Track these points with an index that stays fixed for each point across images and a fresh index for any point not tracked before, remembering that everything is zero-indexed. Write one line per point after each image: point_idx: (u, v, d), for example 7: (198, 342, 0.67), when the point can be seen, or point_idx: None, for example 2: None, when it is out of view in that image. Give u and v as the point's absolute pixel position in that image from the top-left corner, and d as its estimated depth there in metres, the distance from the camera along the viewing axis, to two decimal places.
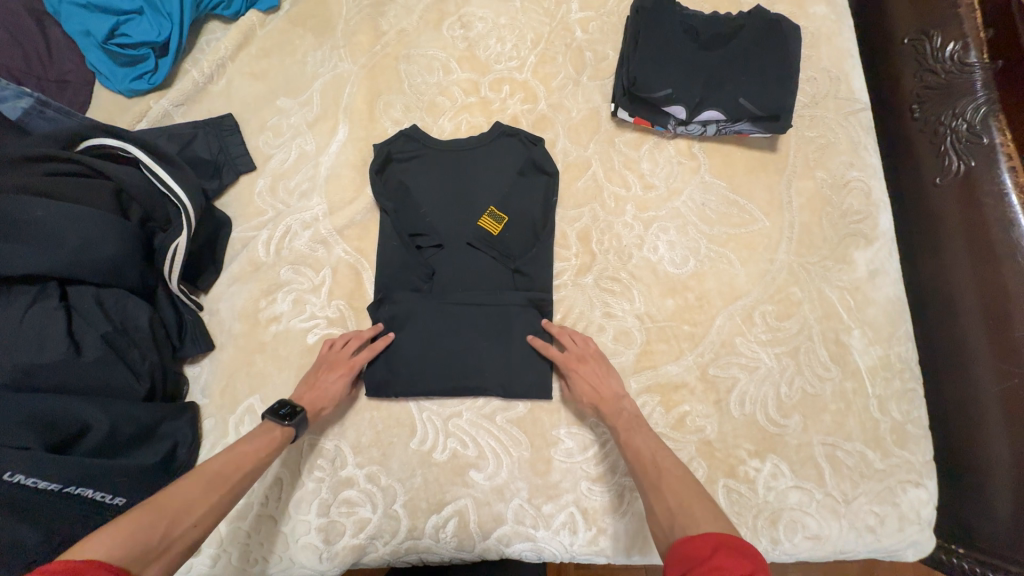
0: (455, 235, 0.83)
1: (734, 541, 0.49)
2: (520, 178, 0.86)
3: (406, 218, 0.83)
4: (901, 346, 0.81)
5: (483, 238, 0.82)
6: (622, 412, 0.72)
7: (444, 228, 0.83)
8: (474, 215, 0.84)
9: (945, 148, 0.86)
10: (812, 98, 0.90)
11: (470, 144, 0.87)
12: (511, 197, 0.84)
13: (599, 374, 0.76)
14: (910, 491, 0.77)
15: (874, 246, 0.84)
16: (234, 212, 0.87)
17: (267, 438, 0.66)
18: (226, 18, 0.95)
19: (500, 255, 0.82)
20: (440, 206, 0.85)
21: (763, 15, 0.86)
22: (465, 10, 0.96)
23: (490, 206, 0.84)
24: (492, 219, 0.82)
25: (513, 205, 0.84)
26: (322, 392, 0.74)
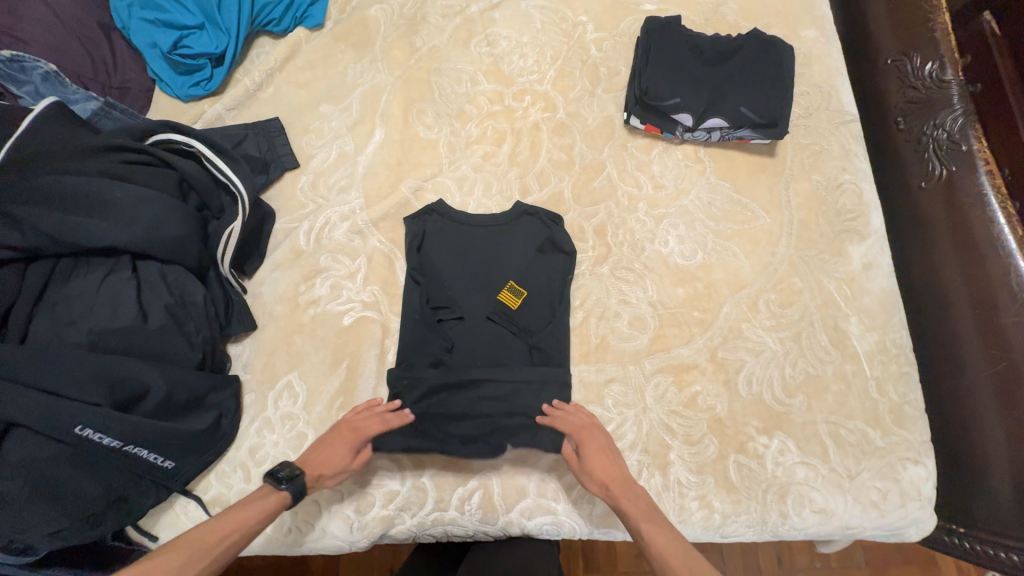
0: (474, 307, 0.88)
1: None
2: (539, 256, 0.91)
3: (432, 284, 0.89)
4: (895, 333, 0.87)
5: (501, 311, 0.87)
6: (636, 497, 0.73)
7: (463, 304, 0.88)
8: (495, 290, 0.89)
9: (928, 154, 0.95)
10: (806, 110, 0.99)
11: (493, 222, 0.93)
12: (529, 276, 0.90)
13: (605, 454, 0.76)
14: (910, 468, 0.81)
15: (868, 242, 0.91)
16: (278, 205, 0.94)
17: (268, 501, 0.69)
18: (275, 34, 1.06)
19: (515, 326, 0.87)
20: (463, 280, 0.90)
21: (759, 36, 0.97)
22: (491, 30, 1.06)
23: (507, 283, 0.89)
24: (509, 295, 0.88)
25: (531, 282, 0.90)
26: (326, 457, 0.75)
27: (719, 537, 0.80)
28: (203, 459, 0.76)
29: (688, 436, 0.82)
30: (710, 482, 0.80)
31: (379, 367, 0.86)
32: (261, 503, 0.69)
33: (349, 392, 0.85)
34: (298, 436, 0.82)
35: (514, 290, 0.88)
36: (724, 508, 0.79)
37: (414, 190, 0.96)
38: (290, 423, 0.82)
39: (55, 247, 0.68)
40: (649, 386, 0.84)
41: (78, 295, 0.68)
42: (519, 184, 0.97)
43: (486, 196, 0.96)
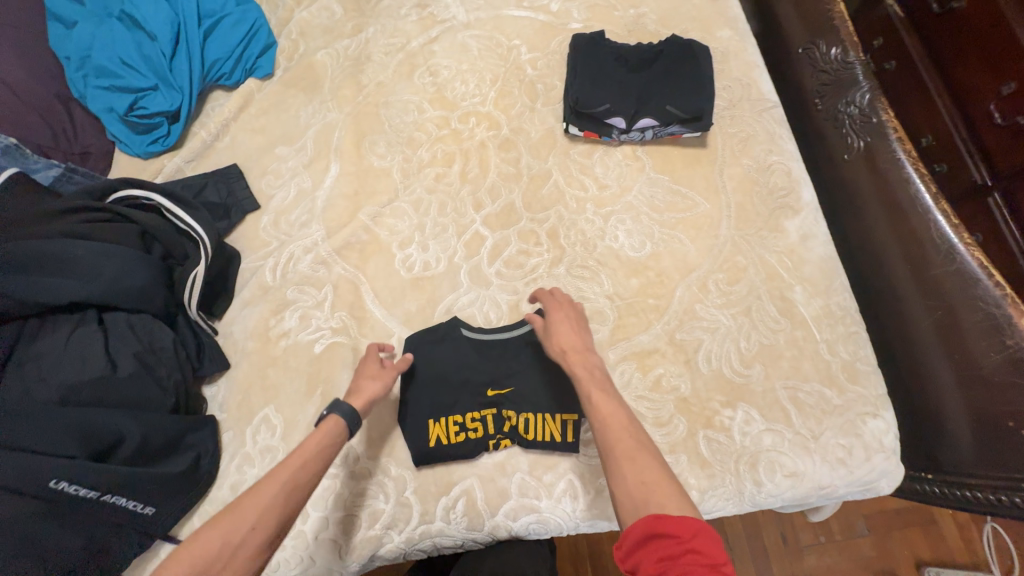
0: (470, 449, 0.84)
1: (707, 526, 0.55)
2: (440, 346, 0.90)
3: (522, 426, 0.85)
4: (839, 296, 0.92)
5: (436, 447, 0.83)
6: (592, 366, 0.75)
7: (493, 430, 0.85)
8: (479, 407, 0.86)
9: (846, 129, 1.03)
10: (730, 102, 1.07)
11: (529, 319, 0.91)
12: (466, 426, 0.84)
13: (568, 324, 0.81)
14: (869, 422, 0.85)
15: (801, 215, 0.98)
16: (243, 247, 0.98)
17: (311, 443, 0.68)
18: (227, 87, 1.12)
19: (468, 306, 0.94)
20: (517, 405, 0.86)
21: (677, 41, 1.05)
22: (432, 61, 1.14)
23: (465, 411, 0.85)
24: (448, 426, 0.84)
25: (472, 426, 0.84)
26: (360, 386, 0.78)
27: (701, 513, 0.83)
28: (183, 501, 0.77)
29: (657, 418, 0.85)
30: (684, 459, 0.83)
31: None
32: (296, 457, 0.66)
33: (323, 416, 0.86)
34: None
35: (458, 422, 0.84)
36: (701, 484, 0.82)
37: (372, 217, 1.00)
38: (270, 455, 0.84)
39: (23, 309, 0.73)
40: (615, 375, 0.88)
41: (48, 351, 0.72)
42: (472, 200, 1.02)
43: (441, 214, 1.01)
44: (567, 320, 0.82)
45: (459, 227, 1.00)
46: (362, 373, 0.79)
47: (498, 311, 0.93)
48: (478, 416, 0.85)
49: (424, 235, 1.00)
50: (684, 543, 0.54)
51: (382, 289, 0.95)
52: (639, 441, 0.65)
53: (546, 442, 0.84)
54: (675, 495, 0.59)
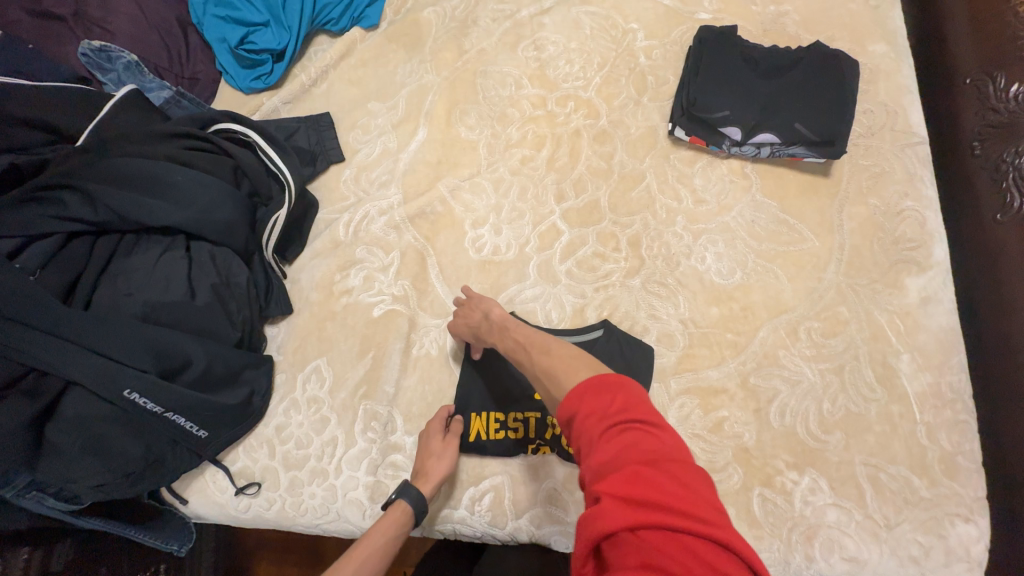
0: (507, 448, 0.82)
1: (595, 381, 0.53)
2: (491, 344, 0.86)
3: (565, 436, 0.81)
4: (952, 376, 0.80)
5: (471, 439, 0.82)
6: (495, 328, 0.75)
7: (534, 434, 0.82)
8: (523, 410, 0.83)
9: (1006, 184, 0.87)
10: (868, 129, 0.93)
11: (595, 325, 0.86)
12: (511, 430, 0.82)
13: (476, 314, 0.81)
14: (958, 525, 0.74)
15: (927, 275, 0.85)
16: (322, 197, 0.99)
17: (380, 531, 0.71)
18: (333, 33, 1.11)
19: (531, 300, 0.90)
20: None
21: (823, 50, 0.92)
22: (540, 34, 1.07)
23: (508, 411, 0.83)
24: (487, 422, 0.83)
25: (515, 428, 0.82)
26: (421, 460, 0.78)
27: None
28: (232, 431, 0.81)
29: (711, 462, 0.78)
30: (730, 513, 0.77)
31: (403, 361, 0.88)
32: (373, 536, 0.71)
33: (369, 380, 0.87)
34: (323, 419, 0.85)
35: (500, 421, 0.83)
36: None
37: (451, 189, 0.98)
38: (315, 406, 0.86)
39: (123, 223, 0.77)
40: (673, 406, 0.82)
41: (139, 268, 0.76)
42: (555, 190, 0.96)
43: (520, 199, 0.97)
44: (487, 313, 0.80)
45: (536, 216, 0.95)
46: (427, 449, 0.78)
47: (561, 312, 0.89)
48: (520, 416, 0.83)
49: (499, 218, 0.96)
50: (580, 412, 0.51)
51: (448, 265, 0.93)
52: (534, 355, 0.65)
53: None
54: (569, 371, 0.57)
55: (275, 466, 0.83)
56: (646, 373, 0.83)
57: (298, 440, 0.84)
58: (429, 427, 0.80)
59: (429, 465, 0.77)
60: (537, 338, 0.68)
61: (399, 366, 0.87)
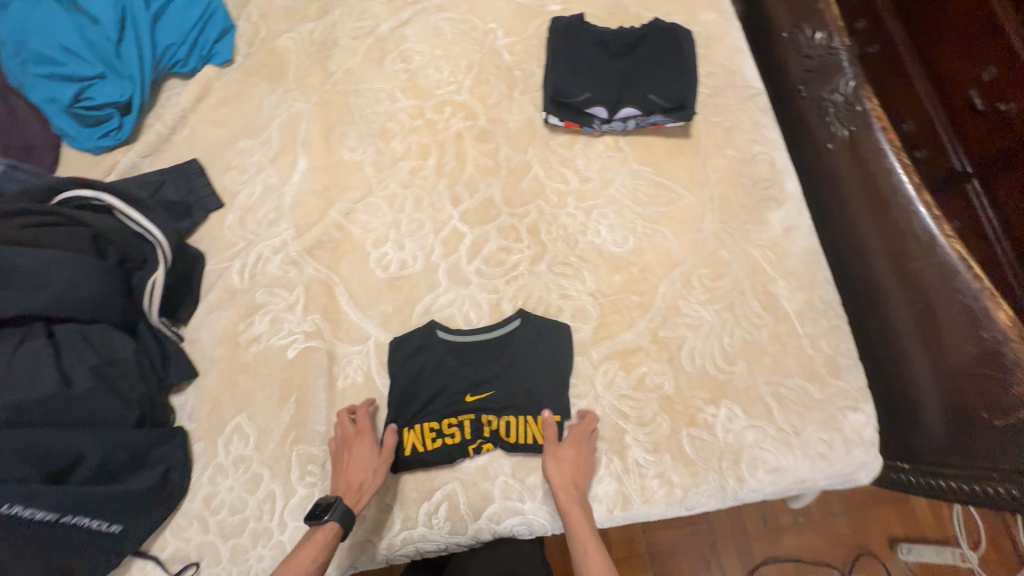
0: (445, 454, 0.82)
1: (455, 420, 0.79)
2: (417, 355, 0.86)
3: (502, 429, 0.83)
4: (821, 289, 0.92)
5: (410, 455, 0.82)
6: (581, 455, 0.79)
7: (472, 435, 0.82)
8: (456, 414, 0.83)
9: (830, 118, 1.02)
10: (714, 89, 1.04)
11: (512, 317, 0.89)
12: (448, 437, 0.82)
13: (580, 459, 0.79)
14: (850, 415, 0.86)
15: (785, 207, 0.96)
16: (206, 247, 0.93)
17: (312, 546, 0.70)
18: (184, 74, 1.04)
19: (447, 306, 0.91)
20: (505, 400, 0.84)
21: (660, 25, 1.01)
22: (404, 46, 1.08)
23: (441, 417, 0.83)
24: (422, 433, 0.82)
25: (451, 432, 0.82)
26: (351, 475, 0.77)
27: (685, 510, 0.83)
28: (151, 518, 0.74)
29: (641, 417, 0.84)
30: (667, 458, 0.83)
31: (330, 396, 0.85)
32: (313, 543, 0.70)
33: (297, 424, 0.83)
34: (254, 477, 0.80)
35: (434, 429, 0.82)
36: (684, 482, 0.82)
37: (345, 213, 0.96)
38: (243, 465, 0.81)
39: None
40: (598, 374, 0.86)
41: None
42: (449, 195, 0.98)
43: (417, 210, 0.97)
44: (575, 467, 0.79)
45: (436, 224, 0.96)
46: (358, 464, 0.77)
47: (479, 311, 0.91)
48: (455, 421, 0.83)
49: (399, 232, 0.96)
50: None
51: (357, 290, 0.91)
52: (562, 448, 0.79)
53: (525, 445, 0.82)
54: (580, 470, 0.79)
55: (211, 541, 0.77)
56: (566, 350, 0.87)
57: (231, 506, 0.79)
58: (360, 440, 0.79)
59: (362, 481, 0.76)
60: (576, 481, 0.78)
61: (326, 401, 0.85)
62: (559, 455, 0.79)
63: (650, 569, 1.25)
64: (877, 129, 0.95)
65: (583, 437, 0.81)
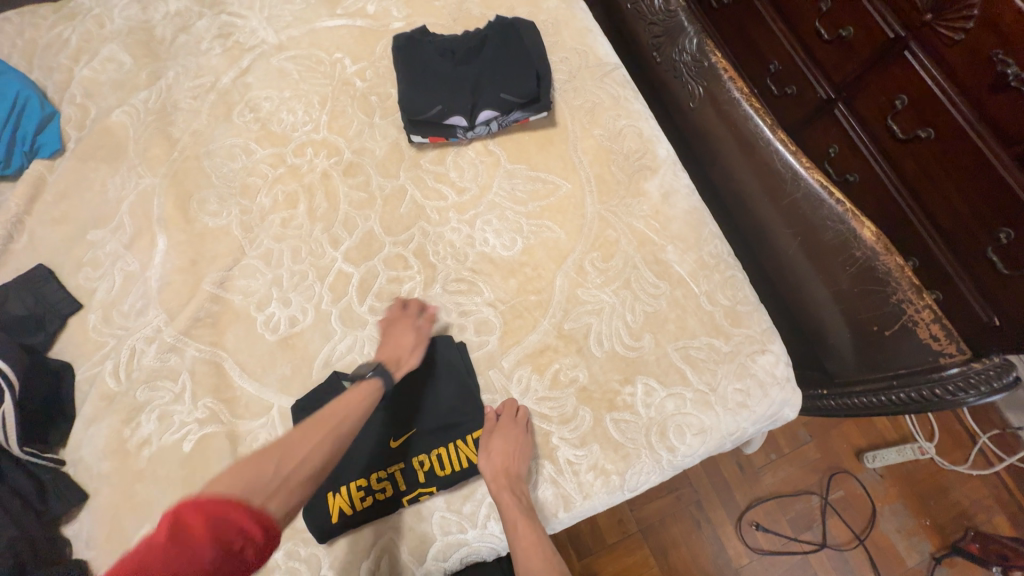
0: (384, 509, 0.78)
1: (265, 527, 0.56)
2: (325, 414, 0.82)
3: (436, 464, 0.80)
4: (709, 245, 0.93)
5: (339, 521, 0.76)
6: (508, 439, 0.78)
7: (405, 485, 0.78)
8: (385, 464, 0.79)
9: (685, 78, 1.04)
10: (570, 74, 1.04)
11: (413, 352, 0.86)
12: (380, 495, 0.77)
13: (512, 446, 0.77)
14: (759, 359, 0.87)
15: (659, 173, 0.97)
16: (72, 356, 0.85)
17: (354, 399, 0.72)
18: (11, 176, 0.96)
19: (346, 354, 0.87)
20: (426, 434, 0.81)
21: (501, 23, 1.01)
22: (249, 95, 1.03)
23: (369, 473, 0.78)
24: (351, 496, 0.77)
25: (382, 487, 0.78)
26: (395, 349, 0.81)
27: (628, 492, 0.83)
28: None
29: (562, 415, 0.83)
30: (597, 449, 0.82)
31: None
32: (358, 394, 0.73)
33: None
34: None
35: (362, 487, 0.77)
36: (618, 467, 0.81)
37: (219, 283, 0.90)
38: None
39: None
40: (513, 383, 0.85)
41: None
42: (328, 237, 0.94)
43: (297, 261, 0.92)
44: (510, 443, 0.77)
45: (320, 271, 0.92)
46: (409, 335, 0.83)
47: None
48: (384, 474, 0.78)
49: (282, 289, 0.91)
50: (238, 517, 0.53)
51: (248, 360, 0.86)
52: (489, 436, 0.79)
53: (464, 470, 0.80)
54: (511, 455, 0.76)
55: None
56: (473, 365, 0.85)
57: None
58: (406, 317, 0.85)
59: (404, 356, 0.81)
60: (512, 462, 0.76)
61: None
62: (491, 450, 0.77)
63: (643, 545, 1.25)
64: (725, 78, 0.97)
65: (510, 421, 0.80)
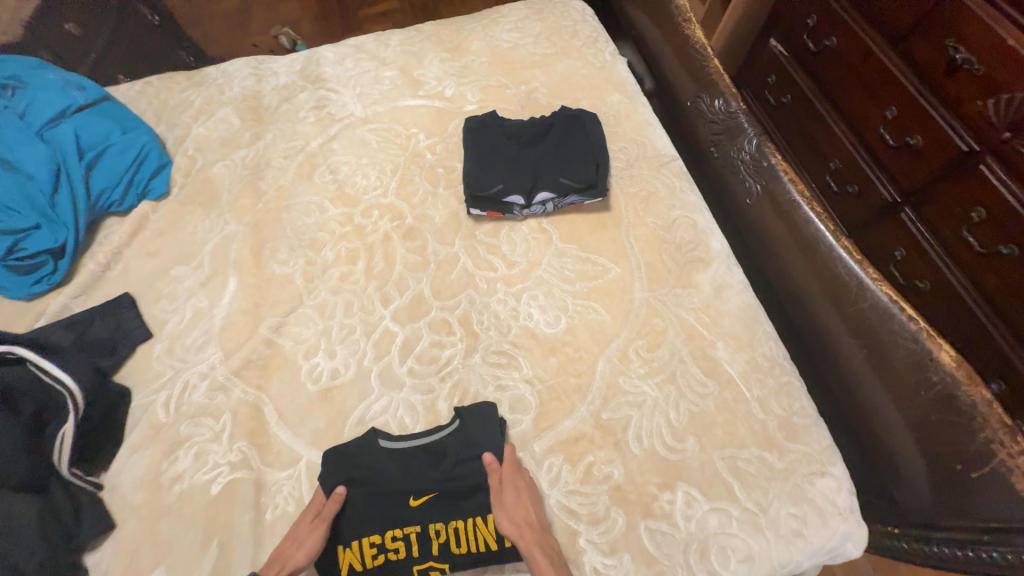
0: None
1: None
2: (357, 455, 0.81)
3: (452, 539, 0.75)
4: (764, 347, 0.89)
5: None
6: (520, 492, 0.76)
7: (417, 553, 0.74)
8: (402, 522, 0.76)
9: (743, 174, 1.05)
10: (627, 163, 1.08)
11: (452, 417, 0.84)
12: (391, 556, 0.74)
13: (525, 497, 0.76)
14: (817, 482, 0.79)
15: (713, 266, 0.96)
16: (133, 382, 0.91)
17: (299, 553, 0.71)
18: (121, 212, 1.08)
19: (380, 414, 0.87)
20: (445, 498, 0.78)
21: (566, 113, 1.08)
22: (332, 159, 1.14)
23: (384, 531, 0.76)
24: (362, 552, 0.74)
25: (395, 547, 0.74)
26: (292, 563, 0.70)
27: None
28: None
29: (593, 514, 0.77)
30: (627, 560, 0.74)
31: (257, 533, 0.78)
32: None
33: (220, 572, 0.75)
34: None
35: (375, 545, 0.75)
36: None
37: (274, 328, 0.95)
38: None
39: None
40: (543, 471, 0.81)
41: None
42: (380, 295, 0.98)
43: (348, 315, 0.96)
44: (519, 493, 0.76)
45: (367, 327, 0.95)
46: None
47: (414, 414, 0.87)
48: (399, 534, 0.75)
49: (330, 340, 0.94)
50: None
51: (287, 408, 0.88)
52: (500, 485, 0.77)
53: (479, 554, 0.74)
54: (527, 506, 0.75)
55: None
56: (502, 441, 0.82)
57: None
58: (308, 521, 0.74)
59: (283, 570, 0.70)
60: (530, 514, 0.74)
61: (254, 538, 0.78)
62: (502, 501, 0.75)
63: None
64: (784, 180, 0.99)
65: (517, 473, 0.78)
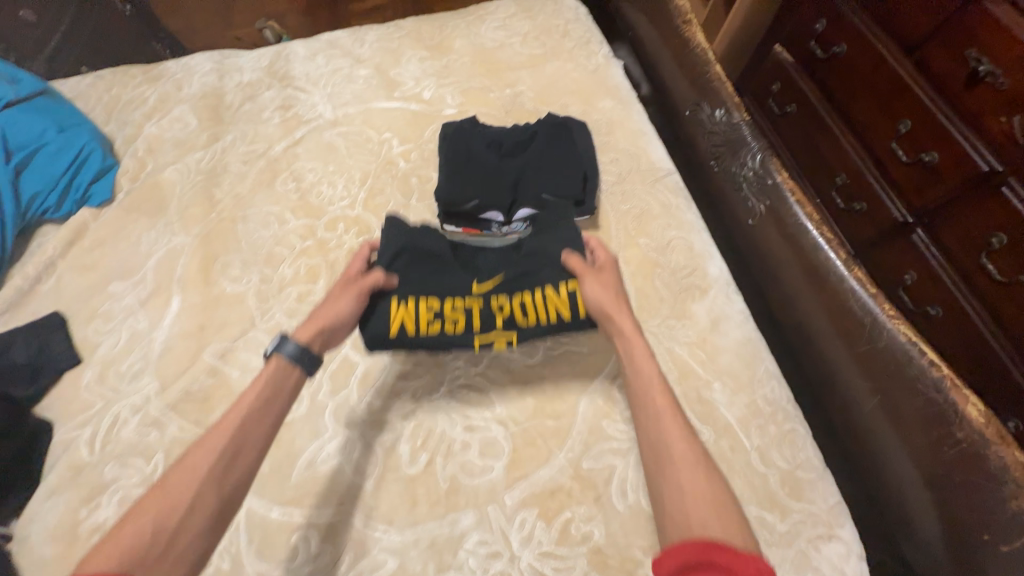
0: (452, 339, 0.74)
1: None
2: (430, 260, 0.80)
3: (518, 311, 0.75)
4: (765, 388, 0.79)
5: (396, 334, 0.73)
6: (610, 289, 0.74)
7: (478, 322, 0.75)
8: (460, 294, 0.76)
9: (744, 192, 0.96)
10: (618, 177, 0.99)
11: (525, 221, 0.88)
12: (457, 326, 0.74)
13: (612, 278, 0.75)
14: (824, 548, 0.69)
15: (709, 295, 0.87)
16: (56, 414, 0.81)
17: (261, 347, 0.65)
18: (57, 220, 0.99)
19: (333, 457, 0.77)
20: (508, 285, 0.77)
21: (554, 120, 0.98)
22: (295, 165, 1.04)
23: (443, 299, 0.76)
24: (416, 313, 0.74)
25: (457, 319, 0.74)
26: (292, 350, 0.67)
27: None
28: None
29: None
30: None
31: None
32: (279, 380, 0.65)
33: None
34: None
35: (433, 312, 0.74)
36: None
37: (219, 355, 0.85)
38: None
39: None
40: (514, 528, 0.70)
41: None
42: None
43: None
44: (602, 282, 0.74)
45: (324, 356, 0.85)
46: None
47: (371, 458, 0.77)
48: (457, 304, 0.75)
49: None
50: None
51: None
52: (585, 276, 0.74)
53: (569, 323, 0.75)
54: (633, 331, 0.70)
55: None
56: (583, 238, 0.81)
57: None
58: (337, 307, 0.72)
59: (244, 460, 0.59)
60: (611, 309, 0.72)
61: None
62: (592, 272, 0.74)
63: None
64: (789, 199, 0.88)
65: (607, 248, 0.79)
